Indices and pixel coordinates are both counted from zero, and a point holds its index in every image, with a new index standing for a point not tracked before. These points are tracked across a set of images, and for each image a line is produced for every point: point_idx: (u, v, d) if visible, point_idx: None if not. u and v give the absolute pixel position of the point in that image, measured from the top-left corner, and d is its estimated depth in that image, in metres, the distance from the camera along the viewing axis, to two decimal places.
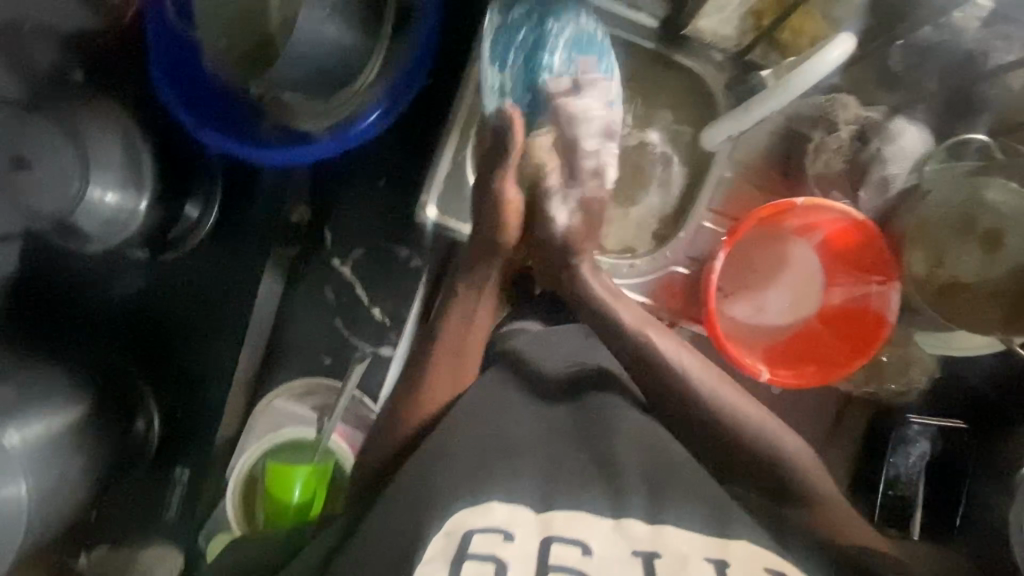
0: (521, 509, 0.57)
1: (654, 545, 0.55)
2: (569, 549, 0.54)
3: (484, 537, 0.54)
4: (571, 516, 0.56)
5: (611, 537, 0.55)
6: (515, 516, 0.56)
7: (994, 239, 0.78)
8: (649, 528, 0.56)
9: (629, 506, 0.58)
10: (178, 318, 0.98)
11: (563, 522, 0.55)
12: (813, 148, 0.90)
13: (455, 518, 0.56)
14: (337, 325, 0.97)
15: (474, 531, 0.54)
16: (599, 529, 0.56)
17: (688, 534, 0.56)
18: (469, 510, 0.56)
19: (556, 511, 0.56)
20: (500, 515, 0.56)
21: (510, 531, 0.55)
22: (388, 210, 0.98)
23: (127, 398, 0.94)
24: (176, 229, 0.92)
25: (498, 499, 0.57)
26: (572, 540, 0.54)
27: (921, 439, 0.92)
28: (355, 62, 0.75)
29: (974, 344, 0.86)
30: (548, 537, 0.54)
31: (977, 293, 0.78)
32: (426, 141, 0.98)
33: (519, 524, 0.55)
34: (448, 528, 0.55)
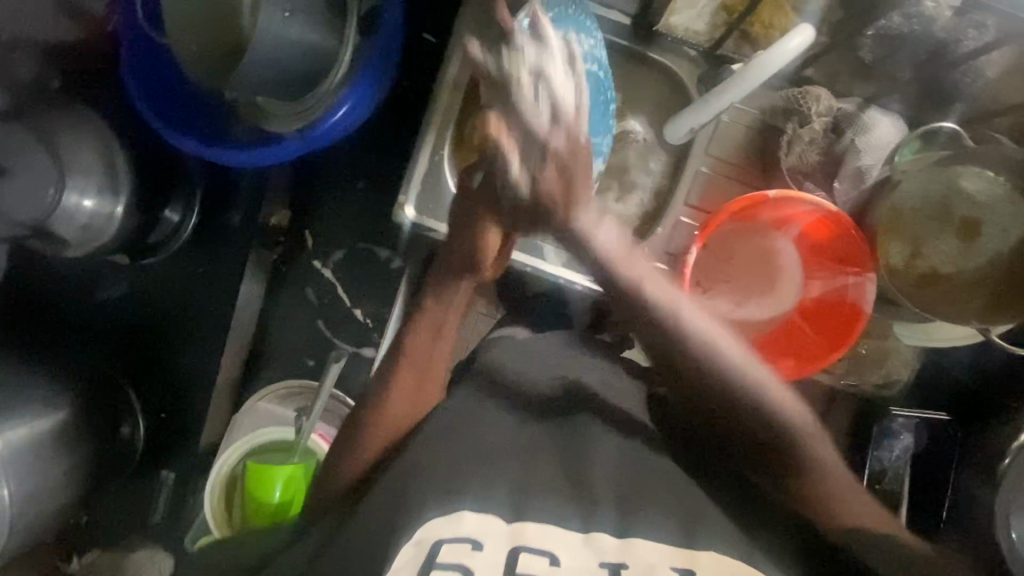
0: (491, 520, 0.56)
1: (621, 556, 0.55)
2: (536, 558, 0.54)
3: (452, 547, 0.54)
4: (540, 527, 0.56)
5: (581, 550, 0.55)
6: (484, 526, 0.56)
7: (973, 227, 0.79)
8: (616, 542, 0.56)
9: (598, 519, 0.58)
10: (162, 322, 0.99)
11: (532, 533, 0.55)
12: (786, 141, 0.89)
13: (425, 527, 0.55)
14: (321, 328, 1.00)
15: (443, 540, 0.54)
16: (569, 539, 0.56)
17: (655, 544, 0.56)
18: (441, 520, 0.56)
19: (527, 520, 0.56)
20: (468, 526, 0.55)
21: (478, 540, 0.55)
22: (367, 213, 0.99)
23: (112, 401, 0.95)
24: (158, 233, 0.94)
25: (471, 510, 0.57)
26: (540, 551, 0.54)
27: (905, 432, 0.91)
28: (323, 65, 0.76)
29: (955, 334, 0.86)
30: (516, 546, 0.54)
31: (956, 282, 0.79)
32: (404, 142, 0.99)
33: (488, 533, 0.55)
34: (418, 537, 0.55)
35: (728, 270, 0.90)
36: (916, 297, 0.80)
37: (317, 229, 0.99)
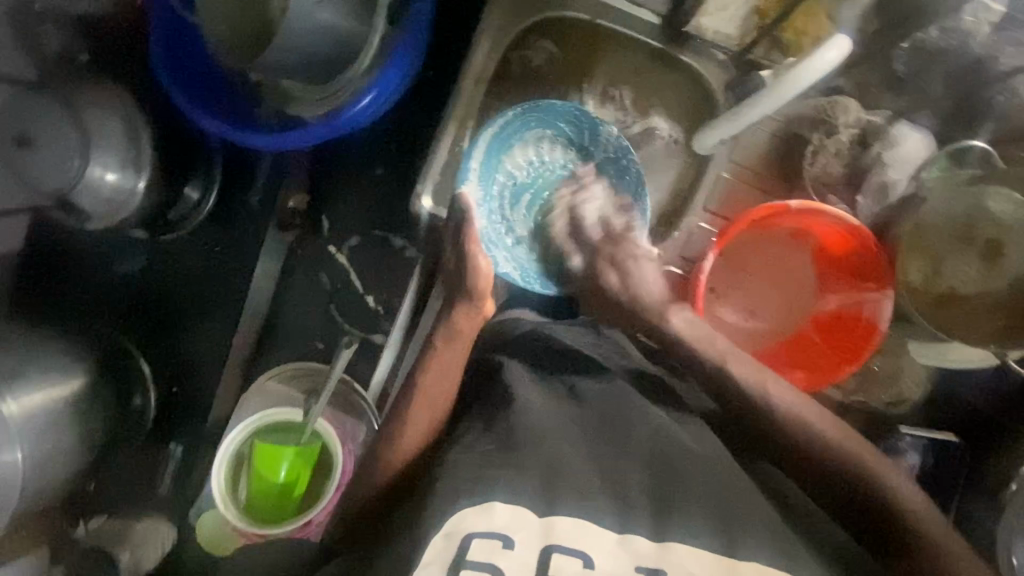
0: (523, 513, 0.57)
1: (658, 562, 0.56)
2: (569, 560, 0.55)
3: (483, 542, 0.55)
4: (574, 525, 0.56)
5: (615, 552, 0.56)
6: (516, 520, 0.57)
7: (997, 249, 0.79)
8: (654, 547, 0.57)
9: (634, 519, 0.58)
10: (176, 298, 1.00)
11: (565, 533, 0.56)
12: (811, 151, 0.88)
13: (456, 518, 0.56)
14: (332, 313, 1.02)
15: (474, 535, 0.55)
16: (604, 539, 0.56)
17: (691, 550, 0.56)
18: (472, 511, 0.57)
19: (558, 517, 0.57)
20: (500, 519, 0.56)
21: (509, 537, 0.56)
22: (386, 202, 1.00)
23: (125, 373, 0.96)
24: (177, 211, 0.93)
25: (501, 500, 0.57)
26: (572, 551, 0.55)
27: (912, 451, 0.89)
28: (351, 52, 0.75)
29: (969, 356, 0.85)
30: (550, 546, 0.55)
31: (976, 304, 0.79)
32: (424, 132, 0.98)
33: (518, 530, 0.56)
34: (448, 530, 0.56)
35: (744, 279, 0.91)
36: (917, 309, 0.81)
37: (334, 215, 1.00)
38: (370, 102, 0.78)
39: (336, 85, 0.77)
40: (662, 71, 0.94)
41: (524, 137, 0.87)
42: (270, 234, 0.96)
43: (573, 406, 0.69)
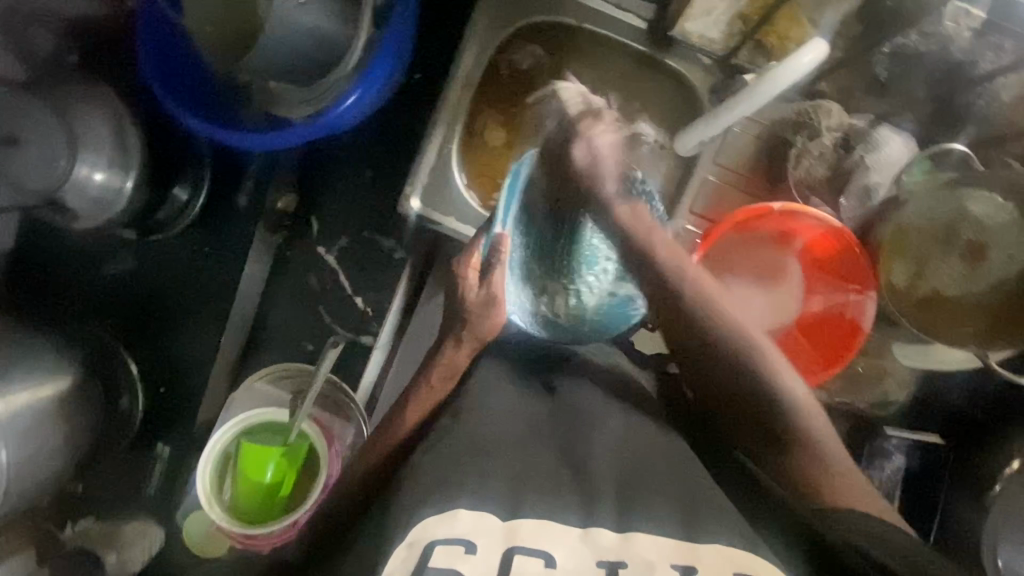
0: (487, 516, 0.56)
1: (621, 555, 0.55)
2: (532, 560, 0.54)
3: (445, 547, 0.54)
4: (538, 525, 0.55)
5: (578, 550, 0.55)
6: (480, 524, 0.55)
7: (978, 251, 0.81)
8: (617, 539, 0.55)
9: (599, 513, 0.57)
10: (164, 298, 1.00)
11: (528, 533, 0.55)
12: (794, 155, 0.89)
13: (421, 526, 0.55)
14: (320, 314, 1.02)
15: (437, 542, 0.54)
16: (567, 536, 0.55)
17: (656, 541, 0.56)
18: (435, 518, 0.56)
19: (522, 519, 0.56)
20: (463, 526, 0.55)
21: (472, 542, 0.54)
22: (374, 203, 1.01)
23: (113, 373, 0.96)
24: (166, 211, 0.93)
25: (465, 506, 0.56)
26: (535, 551, 0.54)
27: (897, 453, 0.91)
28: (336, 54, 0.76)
29: (948, 357, 0.86)
30: (512, 547, 0.54)
31: (958, 305, 0.81)
32: (413, 134, 0.99)
33: (482, 533, 0.55)
34: (411, 539, 0.55)
35: None
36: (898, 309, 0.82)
37: (323, 216, 1.01)
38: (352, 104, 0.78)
39: (320, 87, 0.78)
40: (648, 75, 0.95)
41: None
42: (259, 235, 0.97)
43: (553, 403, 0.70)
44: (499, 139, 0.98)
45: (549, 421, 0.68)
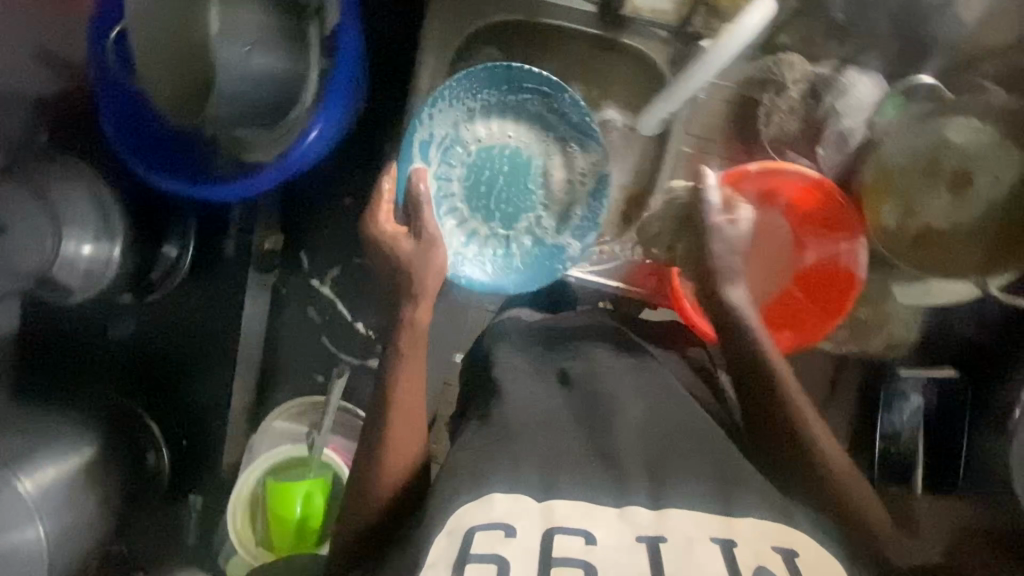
0: (522, 501, 0.58)
1: (659, 528, 0.56)
2: (571, 538, 0.55)
3: (485, 534, 0.55)
4: (572, 506, 0.58)
5: (616, 526, 0.56)
6: (516, 509, 0.57)
7: (964, 179, 0.82)
8: (653, 515, 0.58)
9: (632, 492, 0.59)
10: (171, 353, 1.02)
11: (564, 512, 0.57)
12: (763, 112, 0.88)
13: (458, 515, 0.57)
14: (325, 344, 1.06)
15: (476, 528, 0.55)
16: (604, 516, 0.57)
17: (690, 515, 0.58)
18: (473, 504, 0.57)
19: (557, 500, 0.58)
20: (500, 509, 0.57)
21: (511, 526, 0.55)
22: (358, 228, 1.02)
23: (137, 434, 0.99)
24: (158, 271, 0.95)
25: (500, 491, 0.58)
26: (574, 530, 0.56)
27: (913, 393, 0.92)
28: (294, 90, 0.76)
29: (950, 290, 0.86)
30: (551, 528, 0.55)
31: (950, 235, 0.82)
32: (384, 154, 1.00)
33: (519, 517, 0.56)
34: (450, 527, 0.56)
35: None
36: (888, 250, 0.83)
37: (312, 248, 1.03)
38: (316, 136, 0.79)
39: (286, 124, 0.79)
40: (605, 58, 0.96)
41: (469, 112, 0.90)
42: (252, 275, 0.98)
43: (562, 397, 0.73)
44: None
45: (577, 417, 0.69)
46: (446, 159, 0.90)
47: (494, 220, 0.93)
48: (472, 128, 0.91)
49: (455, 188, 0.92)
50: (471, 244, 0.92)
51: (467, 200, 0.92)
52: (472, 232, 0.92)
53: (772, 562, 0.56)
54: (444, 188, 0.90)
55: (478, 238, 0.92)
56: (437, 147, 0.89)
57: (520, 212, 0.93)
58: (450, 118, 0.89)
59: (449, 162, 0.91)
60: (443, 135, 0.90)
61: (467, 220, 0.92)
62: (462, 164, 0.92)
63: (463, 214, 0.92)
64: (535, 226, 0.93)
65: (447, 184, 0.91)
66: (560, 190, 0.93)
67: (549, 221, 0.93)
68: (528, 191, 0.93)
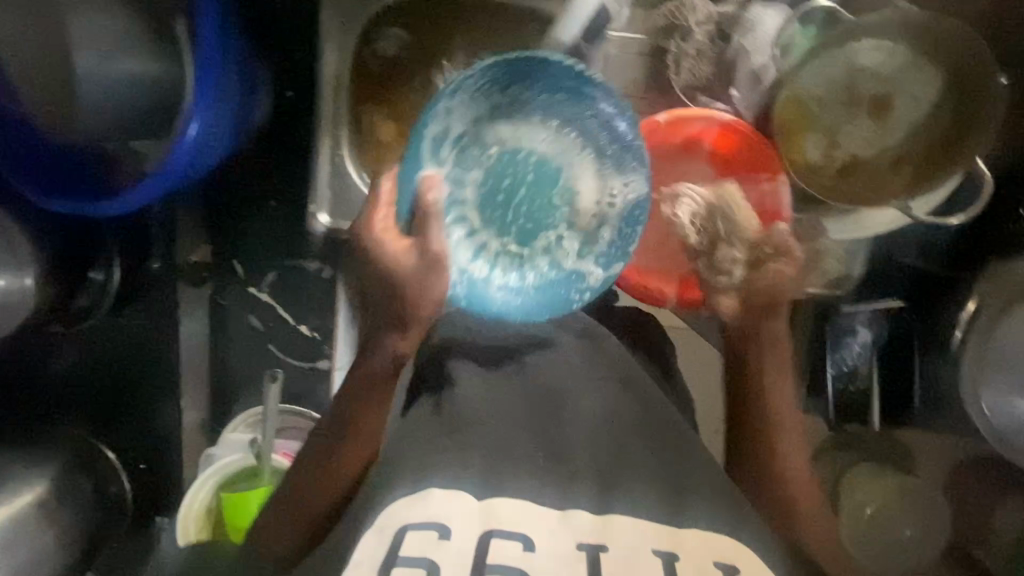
0: (460, 497, 0.58)
1: (601, 539, 0.57)
2: (508, 543, 0.55)
3: (418, 532, 0.55)
4: (513, 510, 0.57)
5: (556, 531, 0.57)
6: (453, 507, 0.57)
7: (883, 104, 0.79)
8: (595, 521, 0.58)
9: (575, 496, 0.61)
10: (117, 378, 1.01)
11: (505, 518, 0.56)
12: (671, 60, 0.85)
13: (390, 512, 0.57)
14: (272, 351, 1.04)
15: (408, 527, 0.55)
16: (544, 521, 0.57)
17: (633, 523, 0.58)
18: (405, 502, 0.58)
19: (497, 498, 0.58)
20: (435, 506, 0.57)
21: (445, 527, 0.55)
22: (286, 230, 1.01)
23: (96, 463, 0.98)
24: (86, 296, 0.91)
25: (438, 487, 0.59)
26: (509, 534, 0.55)
27: (862, 328, 0.91)
28: (169, 92, 0.70)
29: (881, 219, 0.82)
30: (489, 530, 0.55)
31: (875, 164, 0.80)
32: (300, 151, 0.98)
33: (457, 518, 0.56)
34: (380, 523, 0.57)
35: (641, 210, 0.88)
36: (814, 185, 0.81)
37: (244, 256, 1.01)
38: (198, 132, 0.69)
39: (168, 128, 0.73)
40: (512, 25, 0.93)
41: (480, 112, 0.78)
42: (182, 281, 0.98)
43: (503, 386, 0.72)
44: (390, 132, 0.96)
45: (523, 404, 0.70)
46: (459, 161, 0.79)
47: (510, 236, 0.81)
48: (485, 130, 0.80)
49: (468, 195, 0.80)
50: (483, 257, 0.80)
51: (482, 212, 0.81)
52: (479, 249, 0.80)
53: None
54: (454, 194, 0.79)
55: (484, 255, 0.80)
56: (449, 144, 0.78)
57: (540, 227, 0.82)
58: (465, 115, 0.78)
59: (463, 167, 0.79)
60: (458, 133, 0.78)
61: (478, 232, 0.80)
62: (481, 170, 0.80)
63: (473, 226, 0.80)
64: (556, 245, 0.82)
65: (460, 188, 0.79)
66: (591, 207, 0.82)
67: (571, 243, 0.81)
68: (551, 206, 0.82)
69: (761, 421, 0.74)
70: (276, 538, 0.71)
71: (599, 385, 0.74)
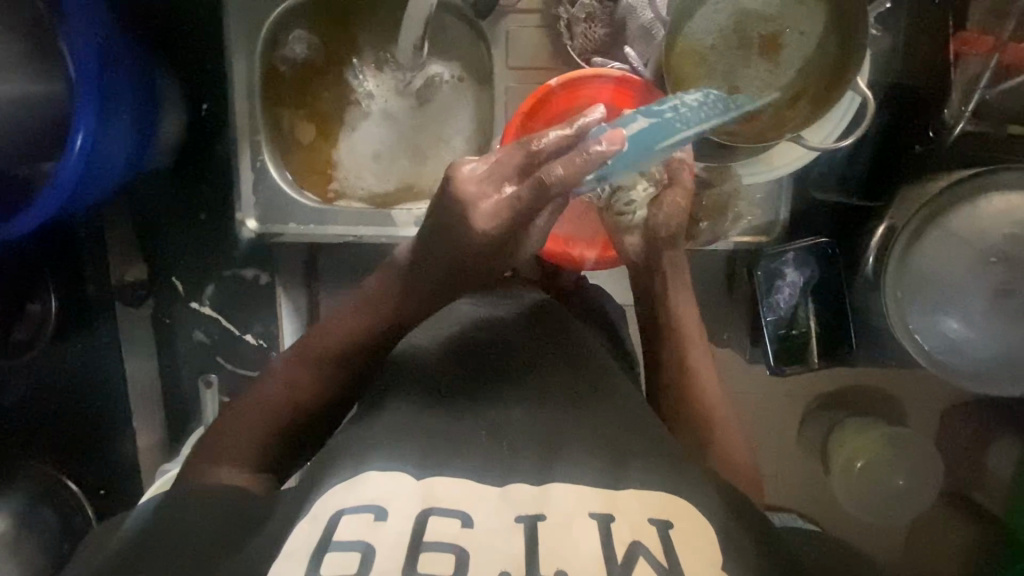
0: (397, 477, 0.53)
1: (538, 508, 0.52)
2: (447, 521, 0.50)
3: (354, 516, 0.50)
4: (454, 483, 0.53)
5: (496, 506, 0.52)
6: (392, 488, 0.52)
7: (774, 43, 0.80)
8: (535, 492, 0.53)
9: (520, 472, 0.55)
10: (68, 407, 1.02)
11: (443, 496, 0.51)
12: (565, 25, 0.88)
13: (325, 499, 0.52)
14: (220, 363, 1.05)
15: (344, 511, 0.50)
16: (483, 498, 0.52)
17: (575, 488, 0.54)
18: (341, 487, 0.52)
19: (437, 477, 0.53)
20: (371, 490, 0.52)
21: (382, 509, 0.50)
22: (219, 243, 1.02)
23: (58, 490, 0.99)
24: (26, 325, 0.96)
25: (376, 469, 0.54)
26: (450, 512, 0.51)
27: (791, 268, 0.93)
28: (51, 107, 0.70)
29: (788, 159, 0.84)
30: (427, 508, 0.50)
31: (776, 102, 0.80)
32: (221, 163, 0.99)
33: (394, 498, 0.51)
34: (313, 512, 0.51)
35: None
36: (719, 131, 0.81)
37: (179, 272, 1.02)
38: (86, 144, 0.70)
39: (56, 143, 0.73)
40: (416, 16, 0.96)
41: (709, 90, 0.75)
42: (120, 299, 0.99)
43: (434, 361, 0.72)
44: (311, 133, 0.97)
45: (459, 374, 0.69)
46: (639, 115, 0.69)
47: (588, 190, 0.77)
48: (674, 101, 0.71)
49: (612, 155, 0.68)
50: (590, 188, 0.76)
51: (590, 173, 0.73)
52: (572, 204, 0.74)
53: (649, 539, 0.50)
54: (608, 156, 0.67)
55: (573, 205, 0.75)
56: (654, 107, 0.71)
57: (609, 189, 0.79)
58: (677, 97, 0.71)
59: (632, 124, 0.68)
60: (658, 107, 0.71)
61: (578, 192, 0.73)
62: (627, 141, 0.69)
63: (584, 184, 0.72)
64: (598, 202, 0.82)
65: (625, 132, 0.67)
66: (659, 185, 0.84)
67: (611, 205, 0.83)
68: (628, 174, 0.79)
69: (671, 377, 0.79)
70: (220, 461, 0.66)
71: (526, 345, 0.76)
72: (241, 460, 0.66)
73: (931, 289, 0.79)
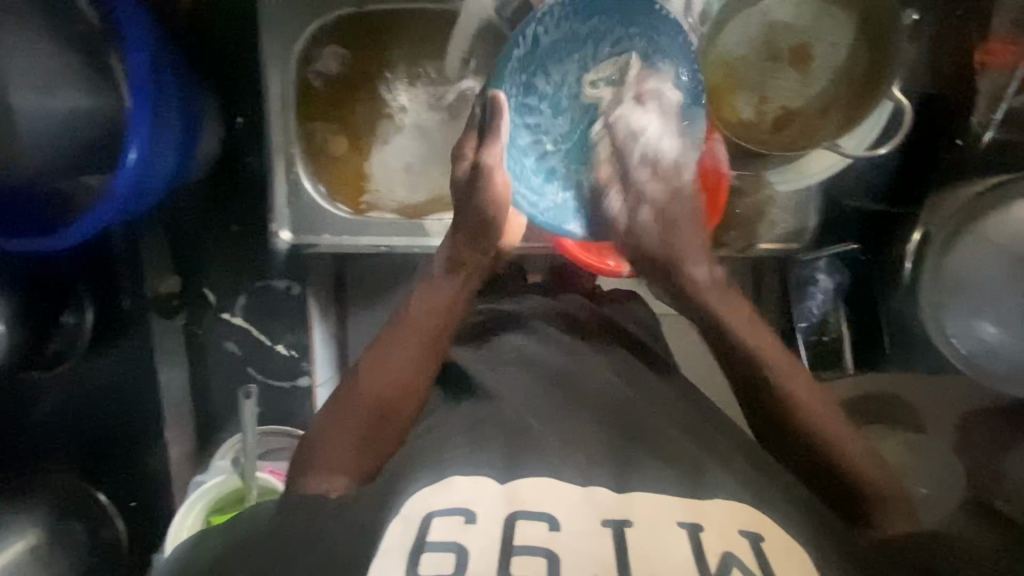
0: (481, 482, 0.56)
1: (622, 513, 0.54)
2: (535, 523, 0.52)
3: (445, 518, 0.52)
4: (537, 486, 0.55)
5: (579, 508, 0.54)
6: (477, 490, 0.55)
7: (804, 56, 0.81)
8: (616, 498, 0.56)
9: (598, 476, 0.58)
10: (100, 419, 1.02)
11: (529, 497, 0.54)
12: None
13: (414, 500, 0.54)
14: (251, 374, 1.05)
15: (433, 513, 0.52)
16: (567, 500, 0.55)
17: (655, 496, 0.56)
18: (428, 491, 0.55)
19: (520, 482, 0.55)
20: (458, 493, 0.54)
21: (470, 512, 0.53)
22: (251, 254, 1.03)
23: (88, 504, 0.98)
24: (59, 341, 0.95)
25: (460, 474, 0.56)
26: (537, 515, 0.53)
27: (823, 276, 0.97)
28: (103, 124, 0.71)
29: (819, 165, 0.86)
30: (514, 511, 0.53)
31: (805, 113, 0.82)
32: (253, 178, 1.01)
33: (482, 501, 0.54)
34: (404, 511, 0.53)
35: None
36: (751, 141, 0.82)
37: (211, 284, 1.03)
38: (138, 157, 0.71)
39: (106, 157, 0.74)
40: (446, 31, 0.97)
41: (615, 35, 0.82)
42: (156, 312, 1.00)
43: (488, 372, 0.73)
44: (343, 146, 0.99)
45: (518, 388, 0.71)
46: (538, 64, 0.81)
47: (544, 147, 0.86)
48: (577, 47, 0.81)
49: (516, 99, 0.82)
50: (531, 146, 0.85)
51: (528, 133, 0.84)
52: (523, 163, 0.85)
53: (738, 546, 0.52)
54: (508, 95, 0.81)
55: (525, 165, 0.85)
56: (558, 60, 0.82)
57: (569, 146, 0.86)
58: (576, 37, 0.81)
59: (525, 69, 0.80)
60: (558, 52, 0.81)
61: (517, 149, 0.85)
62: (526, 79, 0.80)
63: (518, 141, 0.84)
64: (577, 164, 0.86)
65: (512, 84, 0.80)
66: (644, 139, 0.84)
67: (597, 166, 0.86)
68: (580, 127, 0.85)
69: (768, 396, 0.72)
70: (321, 473, 0.65)
71: (571, 353, 0.77)
72: (337, 470, 0.66)
73: (977, 294, 0.80)
